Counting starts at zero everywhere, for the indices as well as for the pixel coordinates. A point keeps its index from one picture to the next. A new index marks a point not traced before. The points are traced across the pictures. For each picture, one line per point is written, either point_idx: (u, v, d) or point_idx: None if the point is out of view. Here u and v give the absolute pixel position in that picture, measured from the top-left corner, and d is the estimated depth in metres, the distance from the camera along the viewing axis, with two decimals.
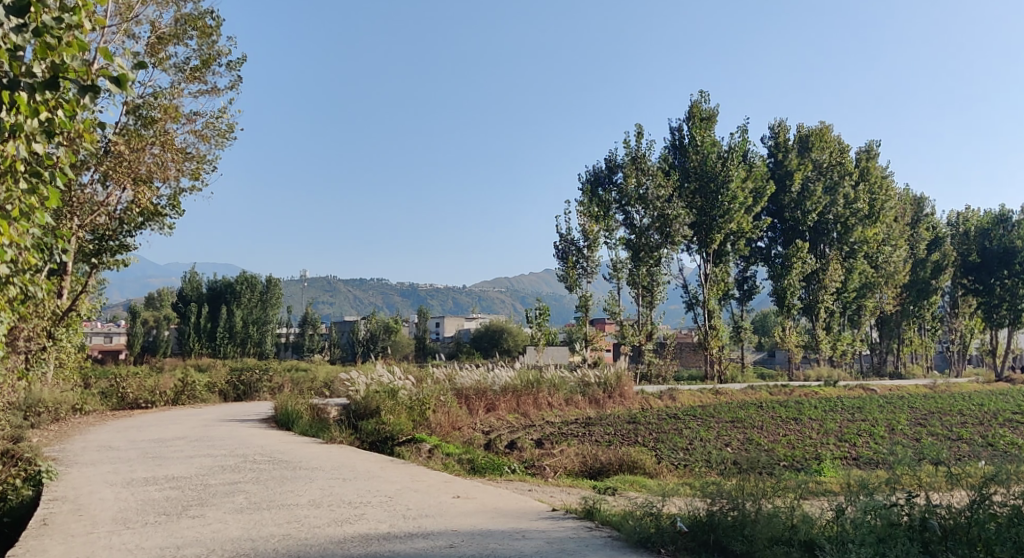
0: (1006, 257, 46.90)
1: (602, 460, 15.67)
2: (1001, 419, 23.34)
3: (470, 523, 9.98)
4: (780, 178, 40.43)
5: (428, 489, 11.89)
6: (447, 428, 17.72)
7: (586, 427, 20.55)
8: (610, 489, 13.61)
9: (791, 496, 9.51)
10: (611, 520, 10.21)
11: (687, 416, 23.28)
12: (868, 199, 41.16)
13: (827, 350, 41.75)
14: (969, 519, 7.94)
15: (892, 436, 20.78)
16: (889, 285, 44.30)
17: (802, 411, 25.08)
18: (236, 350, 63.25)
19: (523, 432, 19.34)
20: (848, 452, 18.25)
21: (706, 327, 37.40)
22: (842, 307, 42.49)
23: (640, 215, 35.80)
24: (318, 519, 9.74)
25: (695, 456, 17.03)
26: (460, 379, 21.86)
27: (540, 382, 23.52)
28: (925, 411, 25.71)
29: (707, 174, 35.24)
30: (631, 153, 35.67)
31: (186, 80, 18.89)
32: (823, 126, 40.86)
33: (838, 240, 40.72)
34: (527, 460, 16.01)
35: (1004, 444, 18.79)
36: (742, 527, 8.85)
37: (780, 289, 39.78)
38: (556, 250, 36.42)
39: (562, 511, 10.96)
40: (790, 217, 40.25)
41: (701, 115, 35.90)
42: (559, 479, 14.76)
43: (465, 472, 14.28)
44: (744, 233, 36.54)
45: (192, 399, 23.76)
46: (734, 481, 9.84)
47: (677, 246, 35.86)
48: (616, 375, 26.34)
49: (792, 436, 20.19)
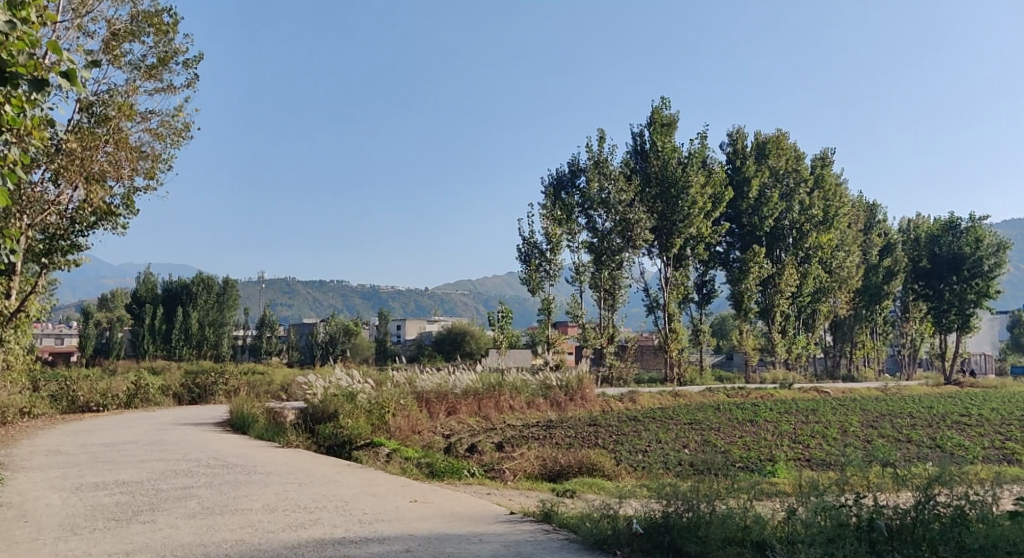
0: (956, 263, 48.08)
1: (561, 463, 15.73)
2: (949, 422, 23.92)
3: (428, 527, 9.95)
4: (737, 184, 40.89)
5: (385, 493, 11.86)
6: (406, 432, 17.67)
7: (546, 430, 20.64)
8: (568, 491, 13.67)
9: (744, 497, 9.63)
10: (568, 523, 10.27)
11: (647, 418, 23.54)
12: (822, 205, 42.08)
13: (783, 353, 42.56)
14: (914, 519, 8.10)
15: (844, 438, 21.19)
16: (843, 290, 44.97)
17: (758, 413, 25.49)
18: (191, 352, 62.51)
19: (483, 435, 19.33)
20: (801, 453, 18.58)
21: (667, 329, 37.73)
22: (797, 310, 43.22)
23: (602, 220, 35.95)
24: (272, 524, 9.66)
25: (652, 458, 17.19)
26: (420, 382, 21.77)
27: (501, 385, 23.57)
28: (877, 413, 26.31)
29: (667, 179, 35.53)
30: (594, 157, 35.91)
31: (141, 78, 18.58)
32: (779, 134, 41.46)
33: (793, 245, 41.52)
34: (486, 463, 16.04)
35: (950, 445, 19.32)
36: (696, 528, 8.98)
37: (738, 293, 40.38)
38: (519, 253, 36.50)
39: (520, 514, 11.01)
40: (747, 222, 40.66)
41: (662, 121, 36.28)
42: (518, 482, 14.81)
43: (423, 476, 14.26)
44: (703, 238, 37.00)
45: (145, 401, 23.42)
46: (689, 483, 9.94)
47: (639, 250, 36.09)
48: (577, 377, 26.48)
49: (748, 438, 20.51)
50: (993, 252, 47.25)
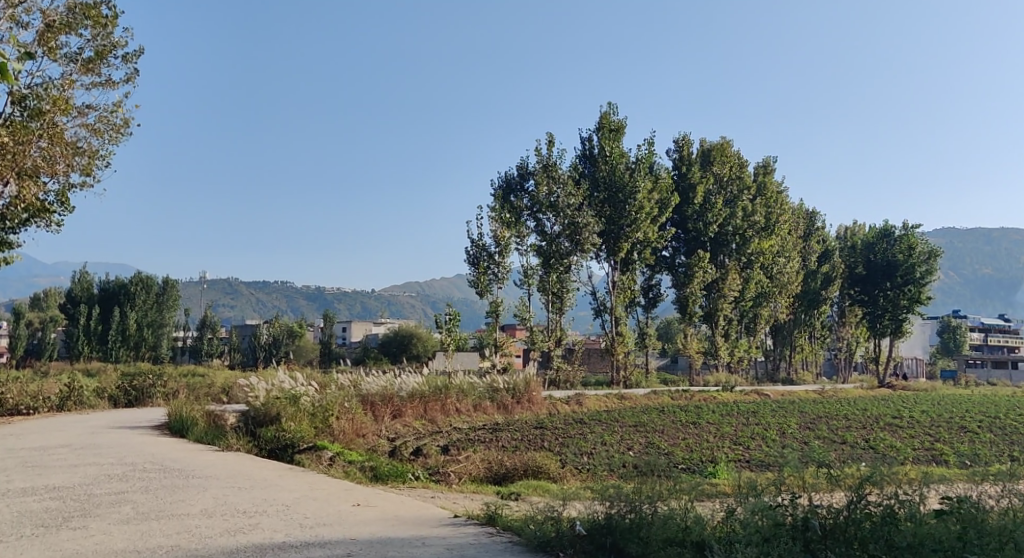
0: (890, 269, 49.71)
1: (507, 466, 15.73)
2: (882, 424, 24.66)
3: (370, 531, 9.89)
4: (683, 190, 41.53)
5: (327, 497, 11.73)
6: (350, 435, 17.51)
7: (493, 433, 20.65)
8: (513, 494, 13.71)
9: (686, 498, 9.76)
10: (512, 525, 10.30)
11: (593, 421, 23.72)
12: (764, 212, 43.10)
13: (726, 356, 43.39)
14: (847, 519, 8.31)
15: (783, 439, 21.69)
16: (783, 295, 45.98)
17: (700, 415, 25.92)
18: (128, 354, 61.00)
19: (428, 438, 19.25)
20: (742, 455, 18.96)
21: (613, 333, 38.05)
22: (739, 315, 44.08)
23: (551, 223, 36.03)
24: (209, 529, 9.49)
25: (597, 461, 17.32)
26: (366, 386, 21.57)
27: (448, 388, 23.52)
28: (813, 416, 26.97)
29: (615, 184, 36.07)
30: (543, 161, 36.03)
31: (78, 71, 18.10)
32: (723, 141, 42.24)
33: (736, 251, 42.21)
34: (431, 466, 16.01)
35: (883, 446, 19.94)
36: (638, 529, 9.08)
37: (683, 297, 40.96)
38: (468, 255, 36.41)
39: (464, 517, 11.02)
40: (692, 227, 41.19)
41: (610, 127, 36.74)
42: (463, 485, 14.80)
43: (366, 480, 14.15)
44: (650, 242, 37.40)
45: (78, 404, 22.76)
46: (632, 485, 10.04)
47: (587, 254, 36.28)
48: (524, 380, 26.52)
49: (691, 440, 20.84)
50: (924, 260, 48.98)
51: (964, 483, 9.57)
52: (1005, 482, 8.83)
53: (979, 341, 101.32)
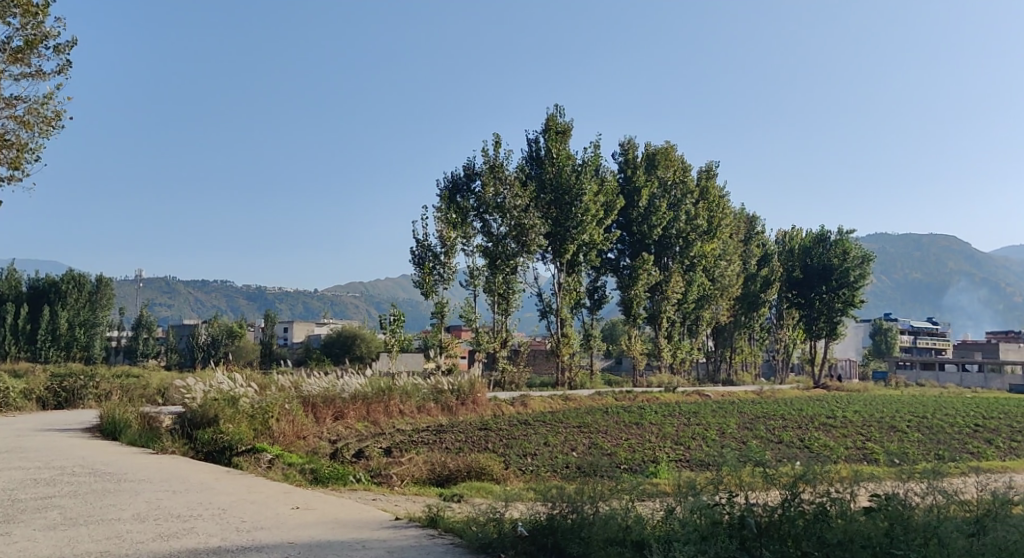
0: (825, 273, 51.03)
1: (450, 468, 15.65)
2: (817, 423, 25.30)
3: (309, 534, 9.74)
4: (628, 193, 41.98)
5: (265, 501, 11.52)
6: (290, 437, 17.26)
7: (436, 434, 20.55)
8: (456, 496, 13.66)
9: (627, 497, 9.82)
10: (454, 527, 10.27)
11: (538, 422, 23.79)
12: (706, 216, 43.88)
13: (668, 357, 43.93)
14: (781, 516, 8.51)
15: (722, 439, 22.08)
16: (724, 297, 46.85)
17: (643, 416, 26.26)
18: (59, 354, 59.11)
19: (371, 441, 19.06)
20: (682, 455, 19.24)
21: (559, 334, 38.16)
22: (682, 317, 44.72)
23: (497, 224, 35.97)
24: (141, 534, 9.24)
25: (541, 461, 17.37)
26: (307, 387, 21.27)
27: (391, 389, 23.32)
28: (751, 416, 27.54)
29: (561, 186, 36.32)
30: (489, 162, 36.00)
31: (6, 61, 17.46)
32: (668, 146, 42.89)
33: (679, 254, 42.84)
34: (373, 469, 15.86)
35: (818, 445, 20.49)
36: (579, 529, 9.14)
37: (628, 299, 41.36)
38: (413, 255, 36.15)
39: (405, 519, 10.94)
40: (637, 230, 41.65)
41: (556, 129, 36.90)
42: (405, 487, 14.70)
43: (306, 482, 13.95)
44: (595, 244, 37.69)
45: (4, 406, 21.97)
46: (574, 485, 10.08)
47: (533, 255, 36.35)
48: (468, 382, 26.46)
49: (633, 441, 21.06)
50: (858, 264, 50.52)
51: (892, 481, 9.85)
52: (930, 480, 9.11)
53: (907, 343, 104.88)
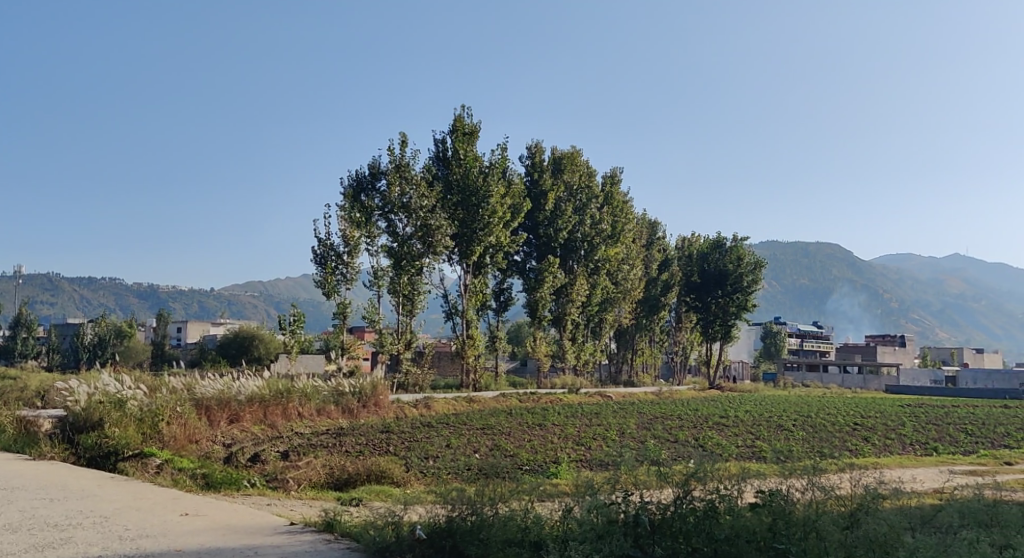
0: (721, 278, 52.88)
1: (349, 471, 15.39)
2: (711, 423, 26.15)
3: (198, 541, 9.41)
4: (535, 196, 42.36)
5: (150, 507, 11.06)
6: (182, 442, 16.68)
7: (336, 437, 20.19)
8: (355, 499, 13.48)
9: (526, 498, 9.84)
10: (351, 531, 10.14)
11: (441, 424, 23.74)
12: (611, 220, 44.76)
13: (572, 359, 44.38)
14: (673, 514, 8.75)
15: (622, 439, 22.55)
16: (626, 300, 47.85)
17: (546, 417, 26.53)
18: None
19: (268, 444, 18.56)
20: (584, 456, 19.52)
21: (464, 336, 38.01)
22: (586, 319, 45.29)
23: (402, 224, 35.61)
24: (13, 546, 8.74)
25: (442, 464, 17.31)
26: (200, 389, 20.55)
27: (290, 391, 22.77)
28: (650, 416, 28.19)
29: (468, 187, 36.35)
30: (395, 161, 35.66)
31: None
32: (573, 151, 43.57)
33: (584, 257, 43.56)
34: (269, 473, 15.46)
35: (711, 444, 21.13)
36: (478, 531, 9.17)
37: (533, 301, 41.69)
38: (314, 255, 35.43)
39: (300, 524, 10.72)
40: (543, 233, 42.15)
41: (464, 130, 36.83)
42: (302, 492, 14.39)
43: (198, 488, 13.50)
44: (502, 246, 37.89)
45: None
46: (475, 486, 10.03)
47: (439, 256, 36.14)
48: (371, 383, 26.14)
49: (536, 441, 21.26)
50: (751, 270, 52.60)
51: (775, 478, 10.28)
52: (810, 476, 9.53)
53: (796, 345, 109.73)
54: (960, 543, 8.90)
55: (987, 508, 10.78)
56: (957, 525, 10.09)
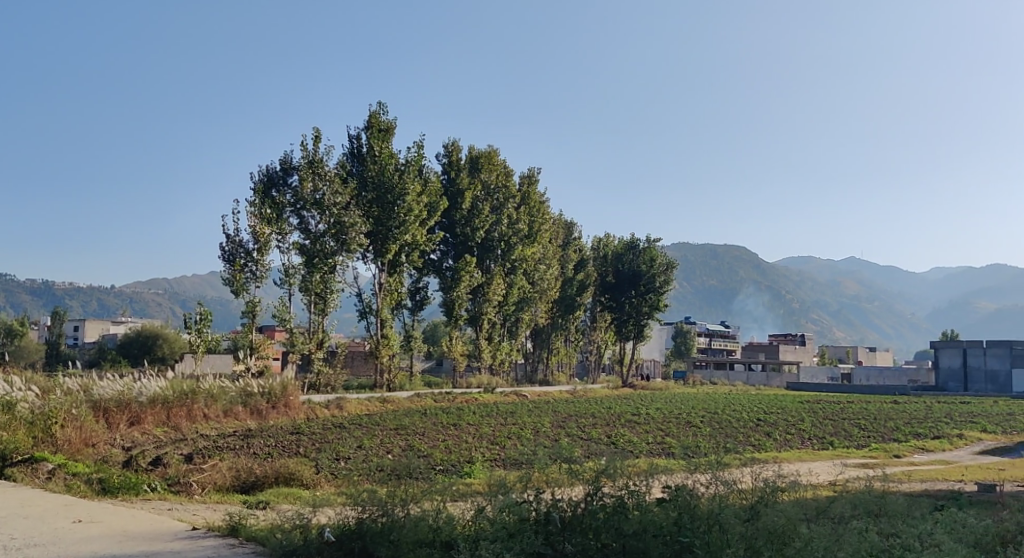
0: (635, 278, 53.85)
1: (256, 474, 14.96)
2: (623, 420, 26.57)
3: (92, 548, 9.00)
4: (451, 195, 42.16)
5: (40, 515, 10.51)
6: (77, 445, 15.97)
7: (244, 439, 19.61)
8: (261, 503, 13.12)
9: (439, 498, 9.75)
10: (256, 535, 9.86)
11: (353, 424, 23.43)
12: (527, 220, 45.04)
13: (488, 358, 44.27)
14: (584, 511, 8.83)
15: (536, 438, 22.66)
16: (542, 300, 48.16)
17: (461, 417, 26.42)
18: None
19: (170, 447, 17.92)
20: (498, 455, 19.50)
21: (378, 335, 37.48)
22: (502, 319, 45.29)
23: (315, 221, 34.91)
24: None
25: (353, 464, 17.03)
26: (98, 390, 19.68)
27: (195, 392, 22.02)
28: (565, 415, 28.42)
29: (383, 184, 35.98)
30: (308, 156, 34.95)
31: None
32: (490, 150, 43.57)
33: (501, 257, 43.64)
34: (171, 477, 14.92)
35: (623, 441, 21.46)
36: (388, 531, 9.03)
37: (449, 300, 41.50)
38: (222, 252, 34.38)
39: (203, 529, 10.37)
40: (460, 232, 42.03)
41: (379, 127, 36.50)
42: (206, 495, 13.93)
43: (94, 494, 12.92)
44: (418, 245, 37.55)
45: None
46: (388, 487, 9.88)
47: (353, 254, 35.55)
48: (281, 384, 25.50)
49: (450, 441, 21.16)
50: (663, 270, 53.79)
51: (681, 473, 10.51)
52: (714, 471, 9.79)
53: (705, 344, 112.74)
54: (851, 532, 9.26)
55: (875, 499, 11.27)
56: (848, 515, 10.50)
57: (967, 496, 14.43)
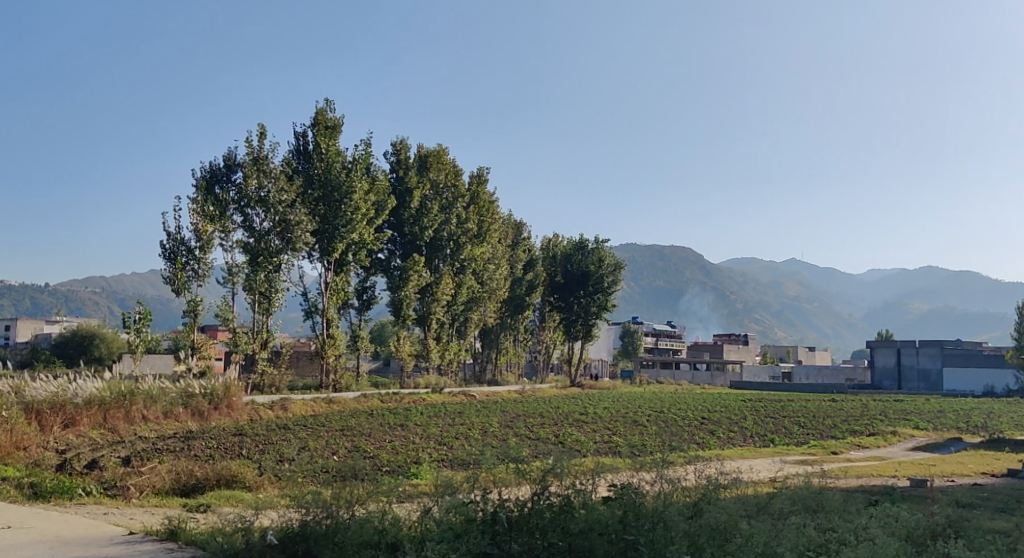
0: (584, 278, 54.21)
1: (197, 476, 14.62)
2: (571, 420, 26.69)
3: None
4: (400, 194, 41.94)
5: None
6: (8, 449, 15.43)
7: (184, 441, 19.17)
8: (201, 506, 12.82)
9: (385, 499, 9.65)
10: (196, 539, 9.62)
11: (298, 426, 23.05)
12: (476, 220, 45.02)
13: (437, 358, 43.92)
14: (530, 510, 8.77)
15: (484, 438, 22.63)
16: (491, 300, 48.09)
17: (409, 417, 26.24)
18: None
19: (107, 450, 17.42)
20: (445, 455, 19.41)
21: (324, 335, 37.00)
22: (451, 318, 45.05)
23: (259, 219, 34.31)
24: None
25: (298, 465, 16.74)
26: (30, 392, 19.03)
27: (134, 393, 21.48)
28: (513, 415, 28.44)
29: (330, 182, 35.58)
30: (253, 153, 34.35)
31: None
32: (439, 149, 43.43)
33: (450, 256, 43.48)
34: (107, 480, 14.49)
35: (571, 440, 21.55)
36: (333, 534, 8.90)
37: (397, 300, 41.15)
38: (163, 250, 33.51)
39: (140, 533, 10.09)
40: (408, 231, 41.77)
41: (326, 124, 36.14)
42: (144, 499, 13.56)
43: (24, 499, 12.47)
44: (365, 243, 37.20)
45: None
46: (333, 489, 9.73)
47: (298, 252, 35.04)
48: (224, 385, 24.98)
49: (397, 442, 20.99)
50: (611, 271, 54.26)
51: (627, 472, 10.57)
52: (659, 469, 9.89)
53: (651, 344, 114.03)
54: (790, 527, 9.44)
55: (813, 495, 11.53)
56: (787, 510, 10.71)
57: (900, 491, 14.84)
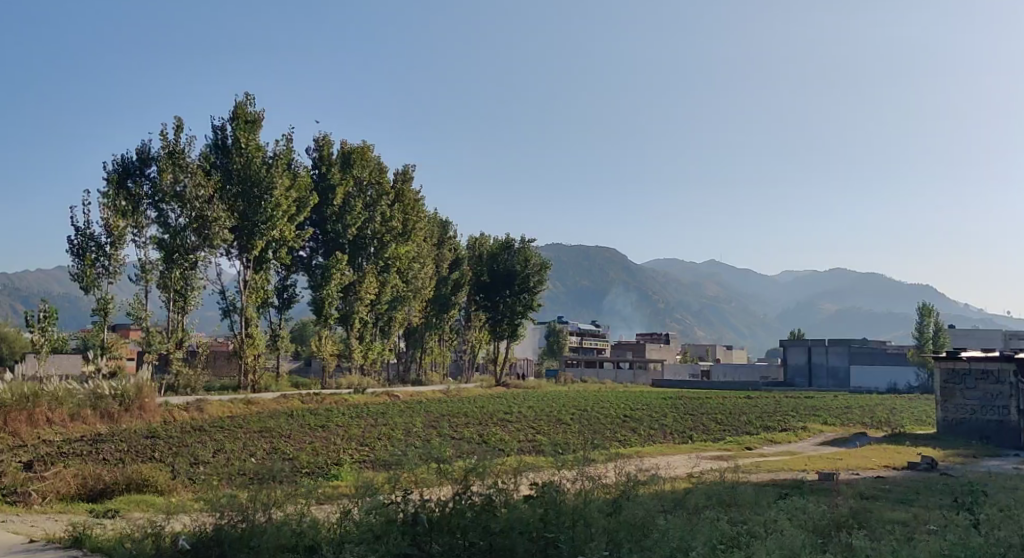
0: (509, 278, 54.31)
1: (104, 480, 14.08)
2: (495, 419, 26.69)
3: None
4: (322, 191, 41.31)
5: None
6: None
7: (92, 444, 18.44)
8: (109, 511, 12.37)
9: (303, 502, 9.47)
10: (103, 545, 9.25)
11: (214, 427, 22.44)
12: (400, 218, 44.63)
13: (360, 358, 43.23)
14: (451, 510, 8.74)
15: (407, 438, 22.47)
16: (415, 299, 47.65)
17: (330, 418, 25.82)
18: None
19: (8, 454, 16.60)
20: (366, 456, 19.20)
21: (242, 335, 36.06)
22: (375, 318, 44.48)
23: (175, 214, 33.22)
24: None
25: (214, 467, 16.31)
26: None
27: (38, 395, 20.61)
28: (438, 414, 28.28)
29: (249, 178, 34.76)
30: (168, 147, 33.22)
31: None
32: (363, 146, 42.89)
33: (373, 255, 42.98)
34: (7, 486, 13.82)
35: (494, 439, 21.57)
36: (249, 537, 8.69)
37: (319, 299, 40.44)
38: (71, 246, 32.06)
39: (42, 541, 9.64)
40: (331, 229, 41.14)
41: (246, 118, 35.28)
42: (47, 505, 13.01)
43: None
44: (286, 241, 36.45)
45: None
46: (249, 492, 9.48)
47: (216, 249, 34.12)
48: (135, 386, 24.09)
49: (318, 443, 20.63)
50: (536, 270, 54.56)
51: (548, 469, 10.60)
52: (579, 466, 9.96)
53: (576, 344, 115.13)
54: (704, 522, 9.65)
55: (727, 490, 11.81)
56: (701, 506, 10.94)
57: (810, 485, 15.37)
